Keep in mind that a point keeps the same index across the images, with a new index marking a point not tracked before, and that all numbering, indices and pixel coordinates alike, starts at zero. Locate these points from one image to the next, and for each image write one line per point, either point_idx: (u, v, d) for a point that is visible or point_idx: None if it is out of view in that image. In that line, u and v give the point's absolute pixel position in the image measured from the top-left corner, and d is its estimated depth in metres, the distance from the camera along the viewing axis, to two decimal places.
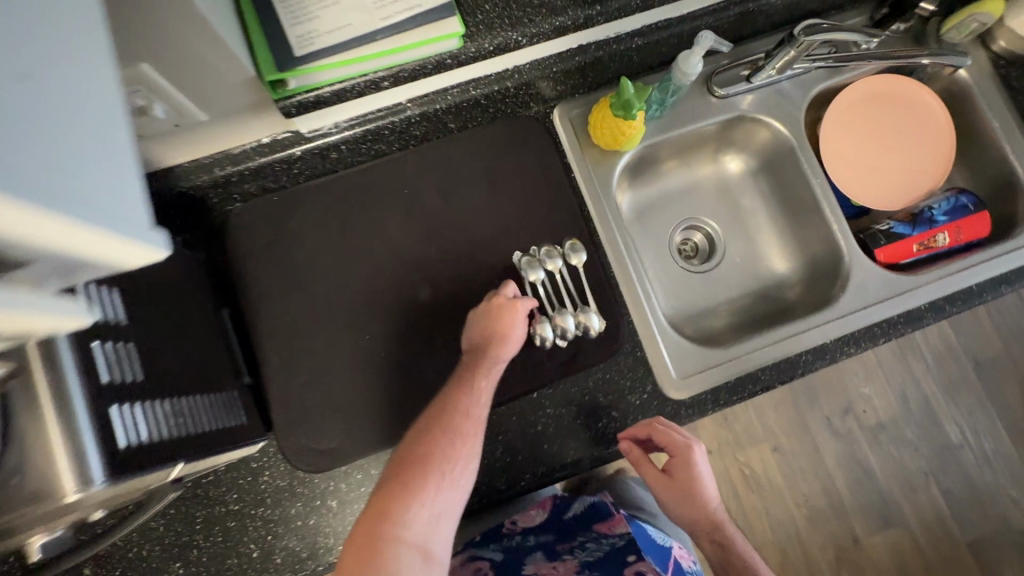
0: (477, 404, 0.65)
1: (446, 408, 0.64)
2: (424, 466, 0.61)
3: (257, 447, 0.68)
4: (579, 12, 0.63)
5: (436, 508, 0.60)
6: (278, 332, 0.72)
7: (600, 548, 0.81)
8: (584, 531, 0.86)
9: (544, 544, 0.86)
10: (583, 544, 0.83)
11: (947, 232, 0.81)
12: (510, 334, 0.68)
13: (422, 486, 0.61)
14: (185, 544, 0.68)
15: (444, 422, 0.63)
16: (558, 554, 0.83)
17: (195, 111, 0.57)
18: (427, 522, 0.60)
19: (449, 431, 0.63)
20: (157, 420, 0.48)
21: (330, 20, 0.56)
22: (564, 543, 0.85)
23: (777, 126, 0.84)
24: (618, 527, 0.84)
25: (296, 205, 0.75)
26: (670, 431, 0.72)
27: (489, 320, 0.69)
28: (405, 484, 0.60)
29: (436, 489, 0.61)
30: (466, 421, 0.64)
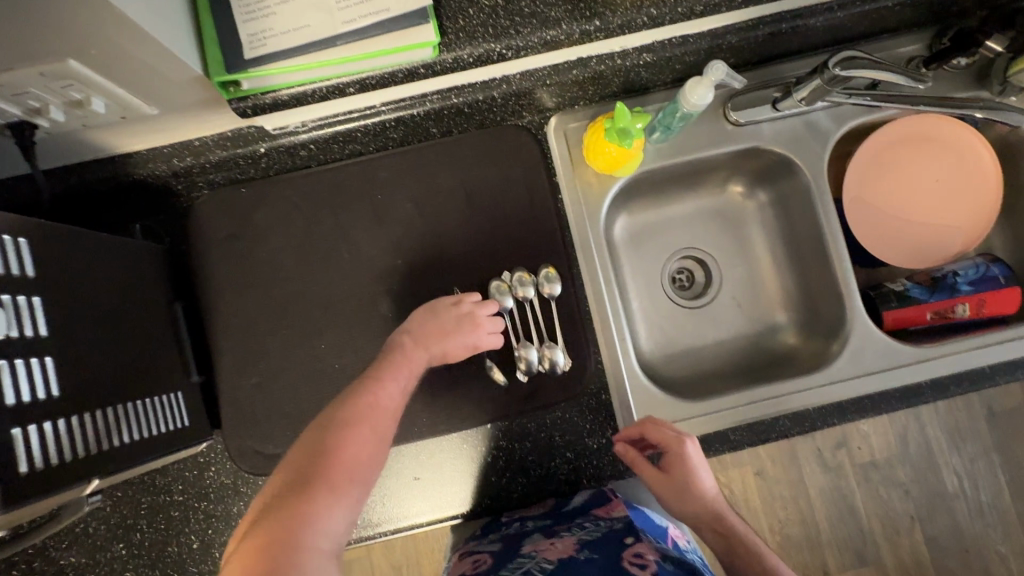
0: (398, 401, 0.58)
1: (367, 400, 0.55)
2: (341, 461, 0.50)
3: (201, 446, 0.67)
4: (575, 26, 0.55)
5: (350, 519, 0.48)
6: (233, 330, 0.71)
7: (600, 528, 0.64)
8: (585, 509, 0.69)
9: (544, 526, 0.67)
10: (581, 517, 0.67)
11: (968, 303, 0.73)
12: (461, 340, 0.64)
13: (341, 486, 0.48)
14: (129, 527, 0.69)
15: (364, 416, 0.54)
16: (555, 531, 0.65)
17: (137, 102, 0.52)
18: (340, 532, 0.47)
19: (372, 425, 0.54)
20: (72, 440, 0.46)
21: (287, 20, 0.51)
22: (565, 522, 0.67)
23: (794, 162, 0.75)
24: (616, 511, 0.67)
25: (262, 200, 0.71)
26: (661, 427, 0.66)
27: (445, 322, 0.65)
28: (321, 482, 0.48)
29: (354, 493, 0.49)
30: (387, 417, 0.56)
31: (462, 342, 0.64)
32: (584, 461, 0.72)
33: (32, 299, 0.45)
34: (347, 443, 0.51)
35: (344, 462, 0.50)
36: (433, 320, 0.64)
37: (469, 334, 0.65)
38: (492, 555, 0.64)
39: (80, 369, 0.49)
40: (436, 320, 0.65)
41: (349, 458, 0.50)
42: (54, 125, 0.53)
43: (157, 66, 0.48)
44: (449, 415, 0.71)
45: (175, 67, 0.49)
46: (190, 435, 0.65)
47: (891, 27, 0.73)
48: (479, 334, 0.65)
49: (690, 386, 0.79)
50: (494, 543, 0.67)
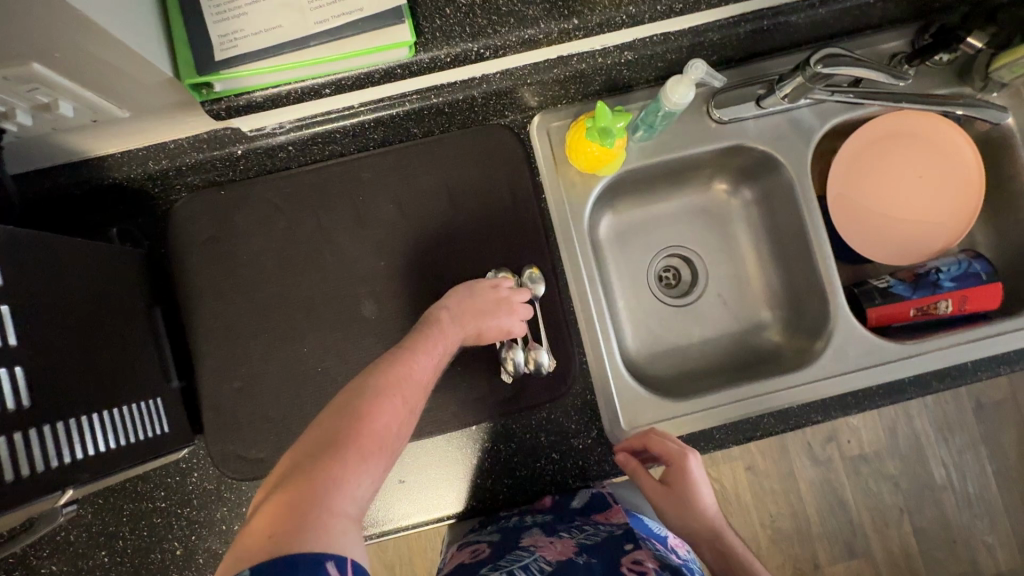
0: (428, 376, 0.56)
1: (401, 370, 0.53)
2: (372, 428, 0.47)
3: (182, 452, 0.67)
4: (553, 25, 0.55)
5: (374, 486, 0.46)
6: (214, 334, 0.70)
7: (599, 533, 0.62)
8: (586, 513, 0.67)
9: (543, 521, 0.66)
10: (582, 520, 0.66)
11: (951, 300, 0.73)
12: (496, 321, 0.64)
13: (370, 452, 0.46)
14: (111, 535, 0.69)
15: (397, 386, 0.52)
16: (555, 530, 0.64)
17: (108, 105, 0.51)
18: (364, 499, 0.44)
19: (405, 397, 0.51)
20: (46, 449, 0.46)
21: (258, 21, 0.50)
22: (565, 522, 0.66)
23: (778, 159, 0.75)
24: (614, 517, 0.65)
25: (242, 202, 0.71)
26: (664, 439, 0.66)
27: (480, 302, 0.64)
28: (351, 445, 0.45)
29: (382, 462, 0.47)
30: (418, 392, 0.54)
31: (499, 324, 0.64)
32: (568, 462, 0.71)
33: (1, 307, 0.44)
34: (379, 410, 0.49)
35: (375, 429, 0.47)
36: (471, 297, 0.64)
37: (505, 316, 0.64)
38: (490, 544, 0.63)
39: (54, 378, 0.48)
40: (475, 297, 0.64)
41: (380, 426, 0.48)
42: (23, 129, 0.52)
43: (127, 69, 0.47)
44: (434, 417, 0.70)
45: (145, 70, 0.48)
46: (171, 441, 0.64)
47: (873, 23, 0.73)
48: (513, 317, 0.65)
49: (676, 385, 0.79)
50: (492, 535, 0.66)
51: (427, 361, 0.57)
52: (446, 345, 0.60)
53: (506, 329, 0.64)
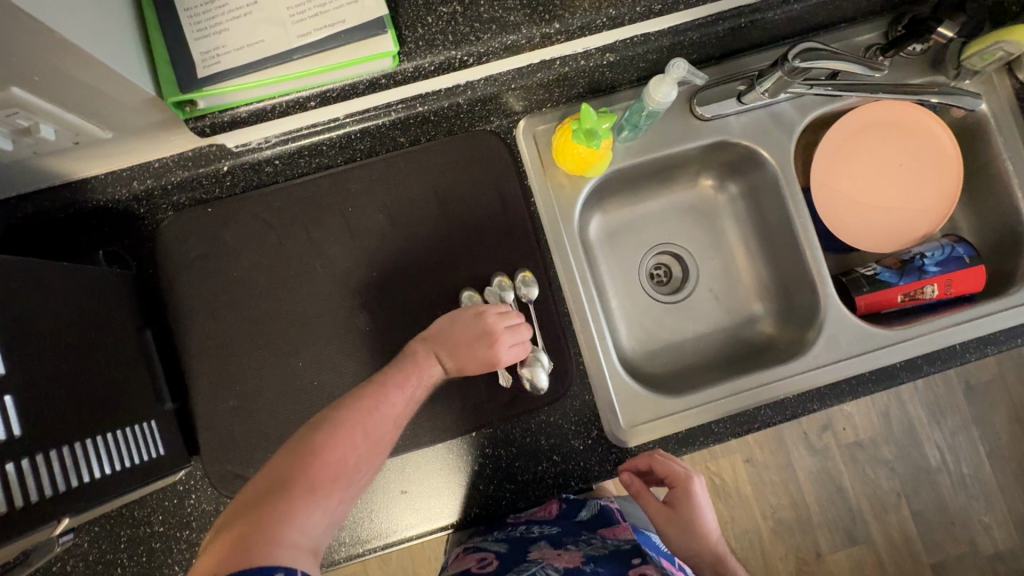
0: (401, 405, 0.56)
1: (370, 401, 0.54)
2: (327, 462, 0.49)
3: (178, 474, 0.66)
4: (535, 30, 0.55)
5: (328, 519, 0.48)
6: (207, 353, 0.69)
7: (606, 546, 0.65)
8: (593, 526, 0.69)
9: (550, 533, 0.67)
10: (588, 533, 0.68)
11: (936, 284, 0.74)
12: (475, 358, 0.62)
13: (324, 487, 0.47)
14: (109, 562, 0.67)
15: (364, 418, 0.52)
16: (562, 542, 0.66)
17: (90, 127, 0.51)
18: (317, 532, 0.46)
19: (369, 430, 0.52)
20: (39, 479, 0.45)
21: (239, 36, 0.50)
22: (571, 534, 0.67)
23: (760, 154, 0.76)
24: (623, 533, 0.68)
25: (229, 218, 0.70)
26: (670, 462, 0.68)
27: (461, 331, 0.62)
28: (304, 480, 0.47)
29: (338, 494, 0.49)
30: (387, 424, 0.54)
31: (477, 362, 0.62)
32: (570, 464, 0.71)
33: None
34: (340, 443, 0.50)
35: (334, 463, 0.49)
36: (452, 329, 0.62)
37: (485, 352, 0.62)
38: (497, 556, 0.65)
39: (45, 406, 0.47)
40: (455, 329, 0.62)
41: (335, 459, 0.49)
42: (3, 154, 0.51)
43: (107, 90, 0.47)
44: (433, 426, 0.70)
45: (127, 90, 0.48)
46: (166, 464, 0.63)
47: (848, 17, 0.74)
48: (493, 354, 0.63)
49: (673, 381, 0.79)
50: (499, 545, 0.67)
51: (402, 390, 0.57)
52: (425, 374, 0.60)
53: (486, 359, 0.62)
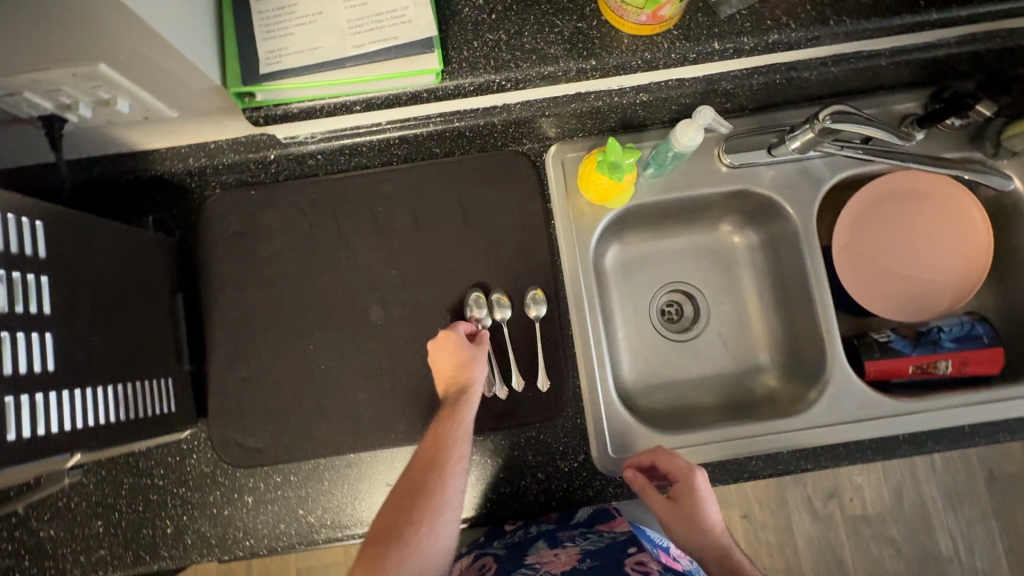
0: (461, 433, 0.64)
1: (433, 445, 0.63)
2: (409, 506, 0.59)
3: (184, 432, 0.70)
4: (572, 64, 0.59)
5: (446, 536, 0.60)
6: (229, 323, 0.74)
7: (602, 539, 0.67)
8: (590, 523, 0.72)
9: (547, 533, 0.70)
10: (585, 529, 0.70)
11: (950, 360, 0.73)
12: (463, 359, 0.68)
13: (425, 523, 0.59)
14: (109, 506, 0.71)
15: (434, 454, 0.62)
16: (560, 542, 0.68)
17: (159, 105, 0.57)
18: (444, 548, 0.60)
19: (428, 473, 0.61)
20: (64, 413, 0.49)
21: (301, 41, 0.56)
22: (567, 530, 0.70)
23: (784, 208, 0.77)
24: (619, 526, 0.70)
25: (269, 202, 0.75)
26: (674, 456, 0.66)
27: (450, 364, 0.68)
28: (406, 525, 0.58)
29: (444, 516, 0.60)
30: (457, 447, 0.63)
31: (466, 359, 0.68)
32: (552, 484, 0.72)
33: (40, 277, 0.48)
34: (422, 484, 0.61)
35: (425, 500, 0.60)
36: (440, 364, 0.68)
37: (459, 347, 0.68)
38: (496, 560, 0.67)
39: (76, 348, 0.52)
40: (434, 357, 0.68)
41: (414, 503, 0.60)
42: (82, 120, 0.57)
43: (180, 75, 0.52)
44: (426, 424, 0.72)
45: (197, 77, 0.53)
46: (175, 421, 0.67)
47: (887, 85, 0.75)
48: (466, 345, 0.68)
49: (669, 418, 0.79)
50: (499, 550, 0.69)
51: (460, 417, 0.65)
52: (467, 394, 0.66)
53: (478, 376, 0.68)
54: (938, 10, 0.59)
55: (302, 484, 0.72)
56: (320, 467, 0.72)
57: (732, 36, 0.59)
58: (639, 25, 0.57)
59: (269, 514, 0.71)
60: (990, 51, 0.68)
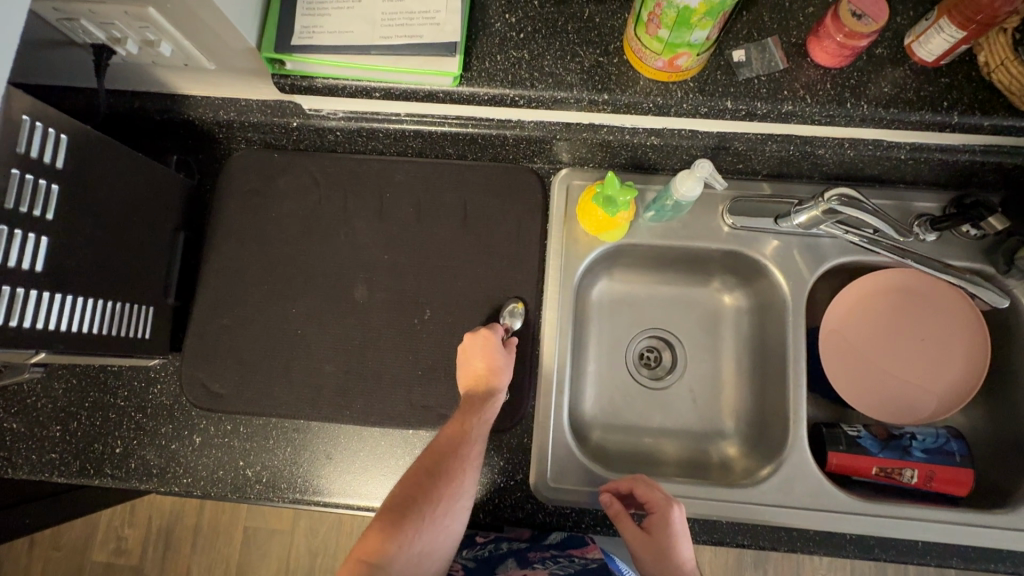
0: (483, 432, 0.63)
1: (454, 433, 0.61)
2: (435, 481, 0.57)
3: (153, 361, 0.73)
4: (586, 94, 0.61)
5: (455, 530, 0.56)
6: (221, 269, 0.77)
7: (574, 565, 0.67)
8: (562, 546, 0.72)
9: (517, 550, 0.71)
10: (556, 552, 0.70)
11: (917, 471, 0.70)
12: (496, 362, 0.68)
13: (446, 502, 0.56)
14: (70, 414, 0.75)
15: (456, 443, 0.60)
16: (529, 563, 0.67)
17: (199, 56, 0.61)
18: (453, 538, 0.56)
19: (458, 455, 0.59)
20: (45, 311, 0.53)
21: (335, 23, 0.59)
22: (538, 550, 0.71)
23: (777, 278, 0.76)
24: (591, 553, 0.70)
25: (286, 167, 0.79)
26: (652, 487, 0.64)
27: (488, 360, 0.68)
28: (425, 504, 0.54)
29: (459, 505, 0.57)
30: (480, 440, 0.62)
31: (499, 362, 0.68)
32: (485, 497, 0.72)
33: (51, 185, 0.52)
34: (443, 470, 0.58)
35: (444, 483, 0.57)
36: (473, 356, 0.68)
37: (495, 350, 0.69)
38: (463, 568, 0.68)
39: (69, 257, 0.56)
40: (466, 355, 0.69)
41: (441, 478, 0.57)
42: (129, 55, 0.62)
43: (219, 32, 0.56)
44: (377, 410, 0.73)
45: (234, 37, 0.57)
46: (147, 348, 0.71)
47: (907, 179, 0.74)
48: (501, 351, 0.69)
49: (619, 462, 0.78)
50: (468, 560, 0.70)
51: (487, 414, 0.64)
52: (496, 394, 0.66)
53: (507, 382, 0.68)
54: (961, 114, 0.59)
55: (250, 436, 0.74)
56: (270, 425, 0.74)
57: (746, 98, 0.60)
58: (657, 70, 0.59)
59: (211, 457, 0.74)
60: (1017, 166, 0.66)
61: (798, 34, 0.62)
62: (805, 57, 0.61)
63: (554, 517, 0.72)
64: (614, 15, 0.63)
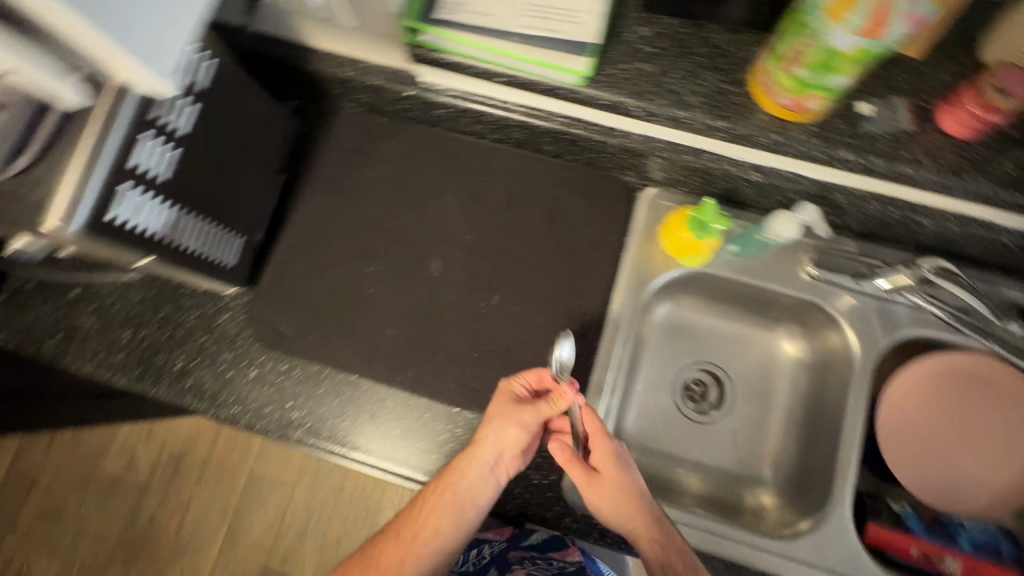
0: (458, 495, 0.69)
1: (439, 488, 0.71)
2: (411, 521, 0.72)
3: (229, 288, 0.76)
4: (704, 118, 0.62)
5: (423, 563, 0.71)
6: (308, 217, 0.80)
7: (551, 567, 0.79)
8: (540, 548, 0.83)
9: (498, 554, 0.83)
10: (535, 553, 0.82)
11: (960, 561, 0.67)
12: (486, 426, 0.68)
13: (409, 540, 0.71)
14: (141, 323, 0.79)
15: (432, 497, 0.71)
16: (508, 566, 0.80)
17: (344, 11, 0.64)
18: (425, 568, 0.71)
19: (430, 507, 0.71)
20: (159, 218, 0.56)
21: (479, 5, 0.62)
22: (518, 552, 0.83)
23: (849, 337, 0.75)
24: (569, 555, 0.81)
25: (388, 133, 0.82)
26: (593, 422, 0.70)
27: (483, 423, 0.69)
28: (394, 538, 0.73)
29: (422, 546, 0.71)
30: (456, 504, 0.69)
31: (488, 426, 0.68)
32: (516, 490, 0.72)
33: (193, 103, 0.56)
34: (421, 514, 0.71)
35: (412, 525, 0.72)
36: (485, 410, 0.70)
37: (491, 412, 0.69)
38: None
39: (190, 173, 0.59)
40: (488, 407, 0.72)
41: (413, 521, 0.72)
42: None
43: None
44: (429, 381, 0.74)
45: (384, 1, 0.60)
46: (229, 275, 0.74)
47: (1003, 265, 0.72)
48: (493, 413, 0.69)
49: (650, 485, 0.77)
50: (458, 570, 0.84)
51: (464, 477, 0.68)
52: (471, 462, 0.68)
53: (489, 453, 0.67)
54: None
55: (301, 380, 0.76)
56: (323, 374, 0.76)
57: (864, 151, 0.60)
58: (781, 107, 0.59)
59: (262, 393, 0.76)
60: None
61: (929, 97, 0.61)
62: (931, 122, 0.60)
63: (581, 526, 0.71)
64: (746, 45, 0.63)
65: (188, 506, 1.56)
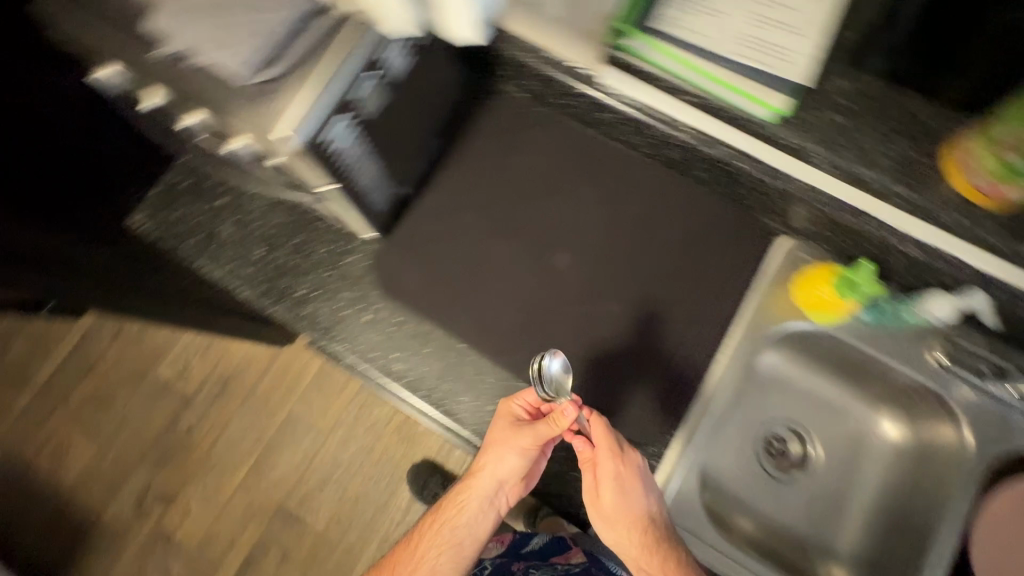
0: (456, 524, 0.71)
1: (436, 518, 0.73)
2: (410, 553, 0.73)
3: (367, 232, 0.79)
4: (886, 182, 0.61)
5: None
6: (451, 183, 0.83)
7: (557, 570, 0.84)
8: (543, 552, 0.88)
9: (502, 563, 0.88)
10: (538, 559, 0.87)
11: None
12: (483, 454, 0.70)
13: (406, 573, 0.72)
14: (277, 244, 0.83)
15: (433, 527, 0.73)
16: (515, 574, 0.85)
17: None
18: None
19: (430, 536, 0.73)
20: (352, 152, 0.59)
21: (694, 26, 0.64)
22: (521, 561, 0.87)
23: (966, 438, 0.71)
24: (572, 558, 0.86)
25: (545, 122, 0.84)
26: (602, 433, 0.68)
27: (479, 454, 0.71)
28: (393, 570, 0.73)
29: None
30: (455, 532, 0.72)
31: (485, 452, 0.70)
32: None
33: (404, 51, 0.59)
34: (419, 544, 0.73)
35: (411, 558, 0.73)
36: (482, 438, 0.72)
37: (488, 437, 0.70)
38: None
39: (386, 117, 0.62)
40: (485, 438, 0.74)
41: (414, 552, 0.73)
42: None
43: None
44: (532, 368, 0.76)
45: None
46: (372, 220, 0.76)
47: None
48: (492, 435, 0.70)
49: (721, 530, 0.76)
50: None
51: (464, 506, 0.71)
52: (471, 488, 0.70)
53: (487, 479, 0.70)
54: None
55: (410, 335, 0.78)
56: (432, 335, 0.78)
57: None
58: (971, 188, 0.59)
59: (371, 337, 0.78)
60: None
61: None
62: None
63: None
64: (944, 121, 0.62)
65: (225, 428, 1.61)
